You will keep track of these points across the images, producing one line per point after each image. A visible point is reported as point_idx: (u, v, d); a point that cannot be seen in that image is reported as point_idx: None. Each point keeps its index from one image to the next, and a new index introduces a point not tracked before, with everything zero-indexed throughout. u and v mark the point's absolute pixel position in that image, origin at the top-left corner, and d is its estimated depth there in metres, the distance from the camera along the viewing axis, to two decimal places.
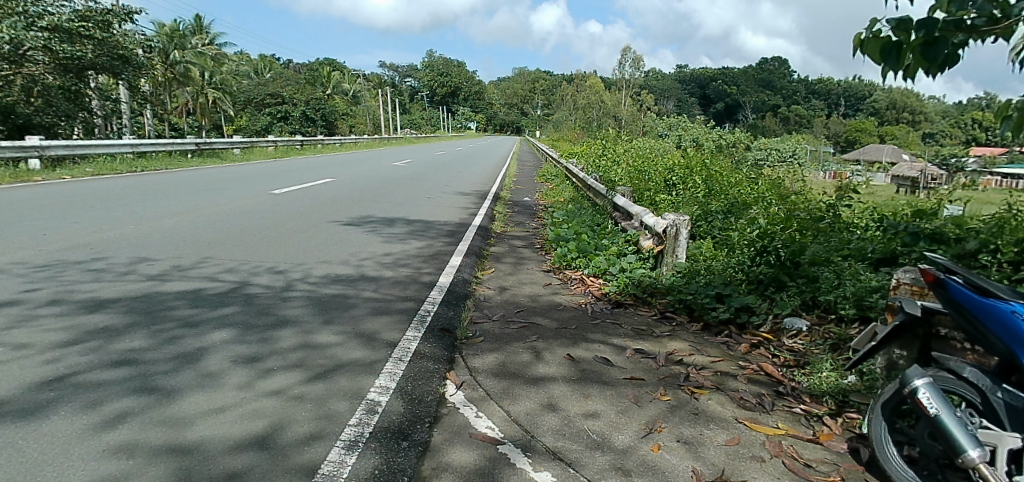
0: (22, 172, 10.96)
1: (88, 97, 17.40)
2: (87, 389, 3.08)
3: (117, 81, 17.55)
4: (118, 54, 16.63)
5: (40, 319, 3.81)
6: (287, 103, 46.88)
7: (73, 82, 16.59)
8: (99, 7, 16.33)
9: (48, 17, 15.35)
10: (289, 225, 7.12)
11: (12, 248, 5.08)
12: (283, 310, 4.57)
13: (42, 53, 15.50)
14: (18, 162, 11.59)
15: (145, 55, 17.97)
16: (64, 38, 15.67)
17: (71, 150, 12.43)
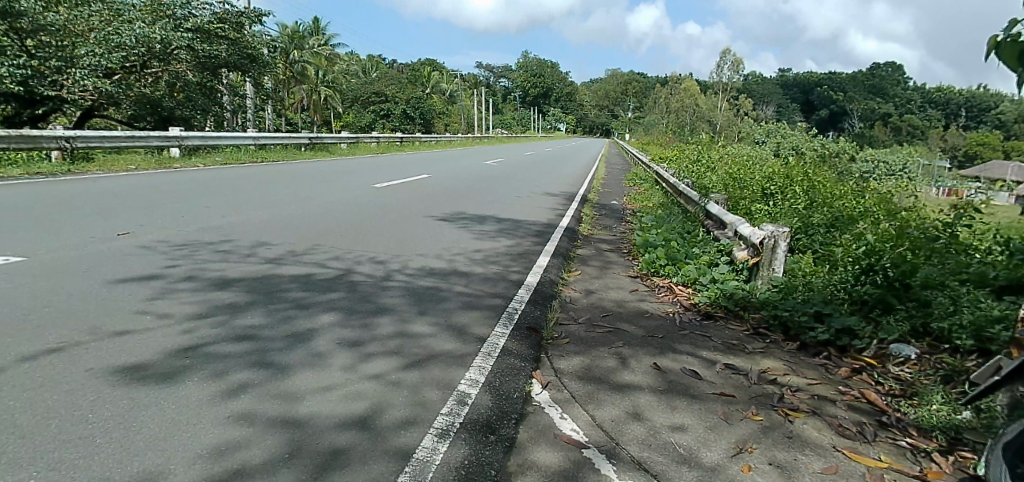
0: (165, 159, 12.14)
1: (220, 93, 18.66)
2: (215, 359, 3.40)
3: (245, 79, 19.03)
4: (248, 53, 18.02)
5: (177, 293, 4.23)
6: (389, 102, 49.11)
7: (209, 79, 17.85)
8: (234, 10, 17.68)
9: (192, 20, 16.69)
10: (388, 218, 7.46)
11: (156, 228, 5.67)
12: (383, 299, 4.81)
13: (185, 52, 16.52)
14: (163, 150, 12.79)
15: (270, 56, 19.18)
16: (205, 37, 16.94)
17: (206, 141, 13.65)
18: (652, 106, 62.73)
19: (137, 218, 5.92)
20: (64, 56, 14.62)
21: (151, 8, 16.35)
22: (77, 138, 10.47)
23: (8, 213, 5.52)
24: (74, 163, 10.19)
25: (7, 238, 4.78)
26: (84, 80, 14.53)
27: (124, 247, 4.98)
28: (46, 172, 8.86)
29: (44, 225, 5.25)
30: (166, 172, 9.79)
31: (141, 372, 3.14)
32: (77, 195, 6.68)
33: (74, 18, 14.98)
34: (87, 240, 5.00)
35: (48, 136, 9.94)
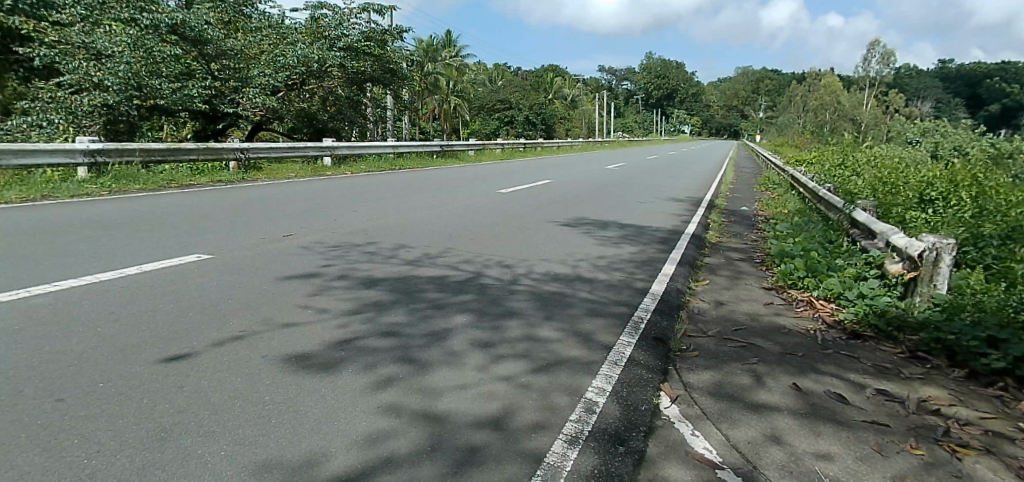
0: (319, 167, 13.34)
1: (365, 105, 19.54)
2: (365, 353, 3.70)
3: (385, 91, 19.97)
4: (389, 68, 18.65)
5: (332, 290, 4.65)
6: (513, 108, 50.37)
7: (355, 92, 18.60)
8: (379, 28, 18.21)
9: (344, 39, 17.26)
10: (514, 222, 7.64)
11: (313, 230, 6.25)
12: (511, 302, 4.94)
13: (337, 69, 17.43)
14: (317, 160, 14.12)
15: (408, 69, 19.84)
16: (354, 55, 17.61)
17: (353, 150, 14.78)
18: (788, 106, 58.57)
19: (298, 221, 6.58)
20: (241, 77, 16.00)
21: (310, 30, 17.43)
22: (249, 150, 11.82)
23: (199, 217, 6.37)
24: (248, 172, 11.51)
25: (199, 238, 5.54)
26: (257, 98, 15.66)
27: (288, 247, 5.56)
28: (225, 180, 10.13)
29: (227, 227, 6.01)
30: (319, 179, 10.74)
31: (303, 362, 3.48)
32: (249, 200, 7.56)
33: (248, 43, 16.53)
34: (259, 240, 5.66)
35: (228, 148, 11.30)
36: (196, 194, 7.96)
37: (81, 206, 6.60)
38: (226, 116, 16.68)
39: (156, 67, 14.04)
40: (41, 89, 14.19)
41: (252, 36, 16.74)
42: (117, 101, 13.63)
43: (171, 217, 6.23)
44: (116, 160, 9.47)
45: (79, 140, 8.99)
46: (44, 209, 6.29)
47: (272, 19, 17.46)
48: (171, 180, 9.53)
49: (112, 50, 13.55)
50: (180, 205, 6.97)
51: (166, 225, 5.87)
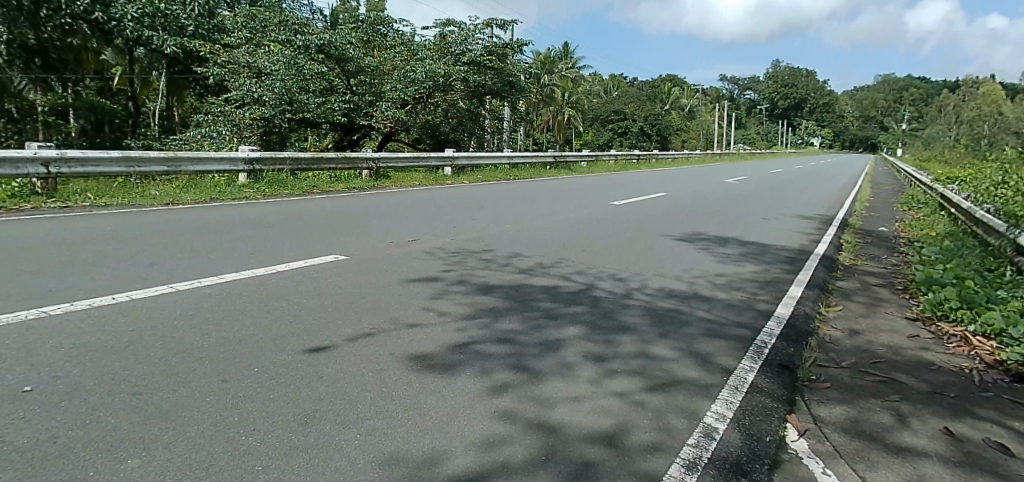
0: (440, 177, 13.97)
1: (483, 118, 19.62)
2: (482, 358, 3.81)
3: (503, 104, 20.31)
4: (508, 81, 18.89)
5: (451, 294, 4.84)
6: (629, 119, 49.46)
7: (476, 105, 18.86)
8: (501, 42, 18.53)
9: (468, 54, 17.78)
10: (628, 235, 7.52)
11: (434, 236, 6.54)
12: (625, 316, 4.86)
13: (460, 84, 17.83)
14: (438, 170, 14.79)
15: (526, 81, 20.04)
16: (477, 68, 17.91)
17: (471, 159, 15.32)
18: (938, 117, 52.65)
19: (422, 228, 6.91)
20: (375, 92, 16.69)
21: (438, 47, 17.92)
22: (380, 160, 12.56)
23: (337, 221, 6.86)
24: (379, 180, 12.25)
25: (337, 240, 5.98)
26: (388, 112, 16.28)
27: (412, 251, 5.86)
28: (358, 187, 10.90)
29: (360, 231, 6.43)
30: (441, 188, 11.20)
31: (425, 362, 3.65)
32: (379, 207, 8.05)
33: (382, 59, 17.10)
34: (387, 244, 6.03)
35: (362, 158, 12.10)
36: (334, 200, 8.60)
37: (241, 208, 7.36)
38: (361, 127, 17.58)
39: (304, 83, 15.18)
40: (212, 103, 16.05)
41: (387, 53, 17.49)
42: (272, 115, 15.05)
43: (314, 221, 6.76)
44: (270, 167, 10.39)
45: (241, 149, 10.01)
46: (211, 211, 7.06)
47: (404, 36, 18.14)
48: (314, 186, 10.40)
49: (269, 68, 14.94)
50: (321, 210, 7.56)
51: (310, 228, 6.40)
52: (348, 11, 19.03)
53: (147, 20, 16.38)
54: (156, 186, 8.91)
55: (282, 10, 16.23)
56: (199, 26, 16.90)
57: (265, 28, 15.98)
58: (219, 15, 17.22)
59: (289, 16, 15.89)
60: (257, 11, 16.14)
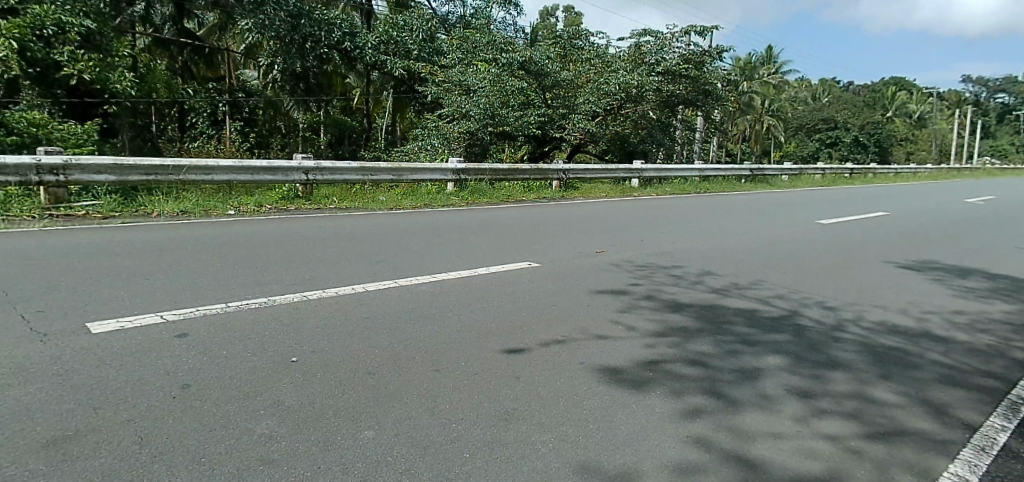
0: (627, 188, 13.89)
1: (675, 128, 19.01)
2: (672, 379, 3.70)
3: (697, 113, 19.51)
4: (703, 89, 18.13)
5: (640, 309, 4.79)
6: (840, 128, 44.18)
7: (667, 115, 18.38)
8: (699, 49, 17.91)
9: (663, 63, 17.32)
10: (839, 259, 6.75)
11: (623, 248, 6.54)
12: (835, 351, 4.36)
13: (653, 93, 17.43)
14: (625, 182, 14.74)
15: (724, 89, 19.05)
16: (671, 78, 17.45)
17: (660, 172, 14.96)
18: None
19: (612, 239, 6.95)
20: (569, 105, 16.91)
21: (632, 56, 17.69)
22: (570, 172, 12.86)
23: (531, 230, 7.16)
24: (568, 191, 12.53)
25: (531, 247, 6.29)
26: (580, 123, 16.40)
27: (601, 263, 5.92)
28: (551, 197, 11.34)
29: (552, 240, 6.67)
30: (630, 200, 11.10)
31: (615, 375, 3.67)
32: (570, 218, 8.25)
33: (577, 73, 17.52)
34: (578, 254, 6.18)
35: (554, 169, 12.51)
36: (532, 209, 9.01)
37: (450, 215, 8.03)
38: (553, 139, 17.76)
39: (506, 98, 15.98)
40: (427, 119, 17.81)
41: (580, 66, 17.72)
42: (476, 128, 16.10)
43: (510, 229, 7.19)
44: (473, 177, 11.16)
45: (450, 161, 10.90)
46: (425, 216, 7.83)
47: (600, 48, 18.13)
48: (509, 195, 11.03)
49: (477, 86, 16.02)
50: (519, 218, 7.97)
51: (508, 235, 6.81)
52: (547, 28, 19.85)
53: (382, 48, 18.67)
54: (383, 192, 10.06)
55: (491, 32, 17.34)
56: (421, 50, 18.71)
57: (476, 48, 17.12)
58: (438, 39, 18.98)
59: (497, 37, 16.86)
60: (470, 34, 17.48)
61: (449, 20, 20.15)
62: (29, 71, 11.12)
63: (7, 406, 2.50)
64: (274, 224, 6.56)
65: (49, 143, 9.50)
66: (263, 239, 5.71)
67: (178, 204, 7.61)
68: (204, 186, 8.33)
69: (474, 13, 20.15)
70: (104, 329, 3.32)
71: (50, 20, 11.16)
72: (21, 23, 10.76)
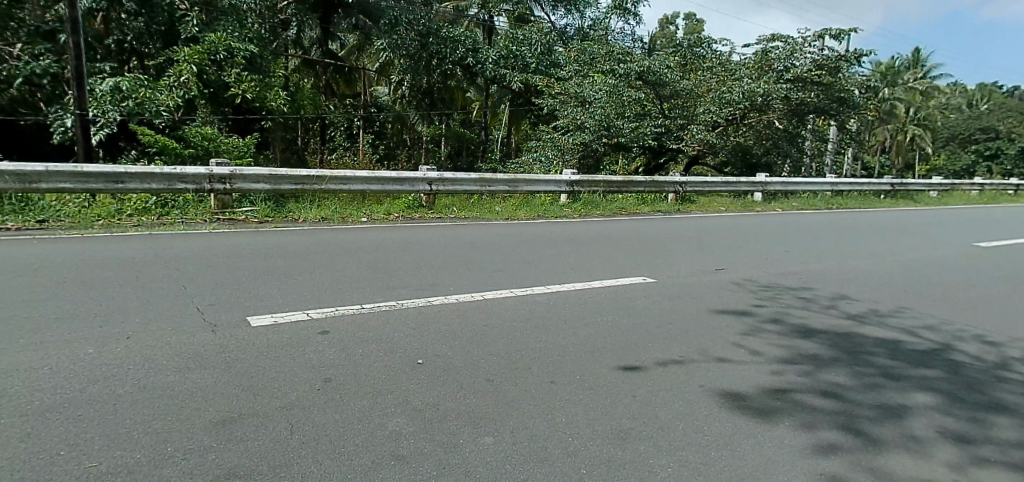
0: (749, 203, 13.21)
1: (804, 139, 17.79)
2: (803, 410, 3.45)
3: (829, 123, 18.13)
4: (838, 97, 16.79)
5: (766, 333, 4.53)
6: (1003, 139, 38.93)
7: (796, 125, 17.22)
8: (834, 54, 16.70)
9: (793, 70, 16.23)
10: (1003, 287, 5.96)
11: (745, 266, 6.24)
12: (1000, 392, 3.83)
13: (781, 102, 16.40)
14: (747, 195, 14.01)
15: (862, 96, 17.55)
16: (801, 85, 16.35)
17: (786, 186, 14.06)
18: None
19: (733, 256, 6.65)
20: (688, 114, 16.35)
21: (759, 64, 16.72)
22: (687, 184, 12.47)
23: (647, 244, 7.02)
24: (685, 204, 12.17)
25: (647, 262, 6.18)
26: (699, 134, 15.77)
27: (720, 281, 5.67)
28: (666, 211, 11.06)
29: (667, 255, 6.50)
30: (753, 216, 10.53)
31: (738, 402, 3.48)
32: (689, 232, 8.00)
33: (698, 82, 16.73)
34: (696, 270, 5.97)
35: (670, 182, 12.17)
36: (650, 223, 8.84)
37: (565, 227, 8.08)
38: (669, 151, 17.24)
39: (623, 110, 15.78)
40: (543, 131, 18.05)
41: (703, 75, 16.83)
42: (591, 140, 16.05)
43: (626, 242, 7.11)
44: (587, 189, 11.15)
45: (565, 173, 10.98)
46: (541, 227, 7.94)
47: (723, 56, 17.31)
48: (623, 208, 10.94)
49: (593, 97, 16.03)
50: (636, 232, 7.85)
51: (624, 248, 6.74)
52: (667, 38, 19.47)
53: (502, 62, 19.03)
54: (500, 203, 10.29)
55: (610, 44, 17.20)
56: (539, 62, 18.98)
57: (594, 60, 17.06)
58: (556, 51, 19.04)
59: (616, 47, 16.69)
60: (588, 46, 17.50)
61: (567, 33, 20.34)
62: (205, 91, 12.64)
63: (187, 386, 2.86)
64: (404, 232, 6.97)
65: (217, 155, 10.81)
66: (393, 245, 6.10)
67: (320, 210, 8.36)
68: (343, 195, 9.03)
69: (592, 25, 20.15)
70: (262, 323, 3.71)
71: (223, 47, 12.61)
72: (200, 50, 12.34)
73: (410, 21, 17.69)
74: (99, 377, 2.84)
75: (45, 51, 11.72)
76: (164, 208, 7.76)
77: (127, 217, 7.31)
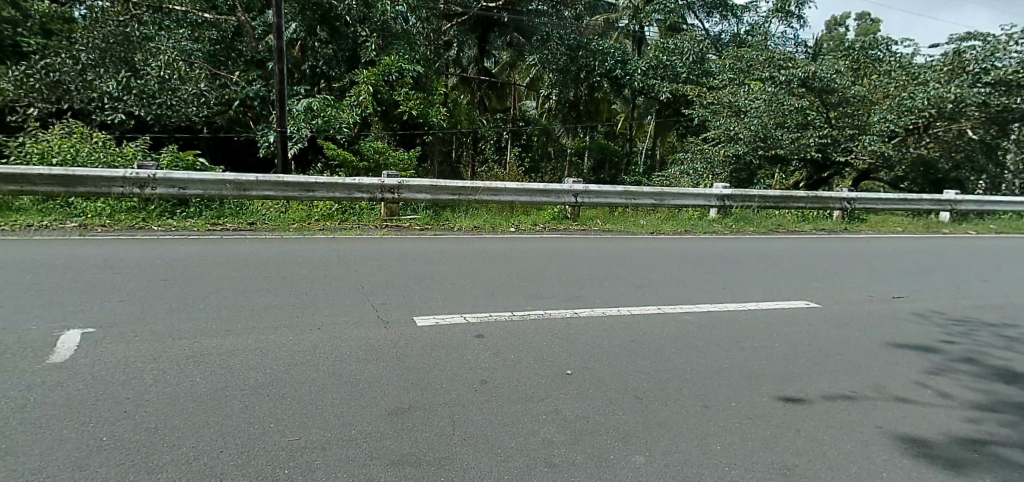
0: (933, 224, 11.64)
1: (1005, 151, 15.30)
2: (1007, 465, 2.94)
3: None
4: None
5: (957, 374, 3.95)
6: None
7: (996, 136, 14.82)
8: None
9: (994, 71, 14.02)
10: None
11: (930, 296, 5.52)
12: None
13: (978, 110, 14.12)
14: (931, 214, 12.38)
15: None
16: (1004, 90, 14.06)
17: (981, 205, 12.16)
18: None
19: (915, 283, 5.92)
20: (859, 124, 14.78)
21: (949, 66, 14.64)
22: (857, 201, 11.29)
23: (810, 266, 6.48)
24: (852, 223, 11.08)
25: (810, 285, 5.70)
26: (872, 145, 14.21)
27: (897, 311, 5.06)
28: (830, 229, 10.17)
29: (833, 279, 5.95)
30: (943, 239, 9.25)
31: (922, 449, 3.06)
32: (862, 254, 7.26)
33: (872, 88, 15.09)
34: (870, 298, 5.40)
35: (836, 198, 11.12)
36: (815, 242, 8.17)
37: (717, 243, 7.75)
38: (835, 164, 15.79)
39: (782, 119, 14.73)
40: (692, 142, 17.42)
41: (879, 80, 15.16)
42: (744, 151, 15.19)
43: (786, 262, 6.64)
44: (740, 204, 10.57)
45: (715, 186, 10.51)
46: (693, 243, 7.66)
47: (905, 58, 15.48)
48: (780, 226, 10.23)
49: (749, 106, 15.15)
50: (798, 251, 7.30)
51: (783, 268, 6.30)
52: (835, 41, 17.94)
53: (652, 72, 18.71)
54: (644, 216, 10.13)
55: (770, 49, 16.11)
56: (691, 72, 18.29)
57: (751, 67, 16.10)
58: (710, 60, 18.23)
59: (777, 53, 15.52)
60: (745, 52, 16.46)
61: (722, 40, 19.46)
62: (378, 109, 14.04)
63: (365, 376, 3.17)
64: (555, 243, 7.12)
65: (386, 168, 11.92)
66: (543, 256, 6.26)
67: (472, 220, 8.84)
68: (494, 205, 9.43)
69: (750, 30, 19.02)
70: (425, 323, 4.00)
71: (395, 68, 13.81)
72: (377, 72, 13.66)
73: (561, 36, 18.18)
74: (297, 361, 3.25)
75: (257, 77, 13.68)
76: (345, 214, 8.65)
77: (315, 222, 8.25)
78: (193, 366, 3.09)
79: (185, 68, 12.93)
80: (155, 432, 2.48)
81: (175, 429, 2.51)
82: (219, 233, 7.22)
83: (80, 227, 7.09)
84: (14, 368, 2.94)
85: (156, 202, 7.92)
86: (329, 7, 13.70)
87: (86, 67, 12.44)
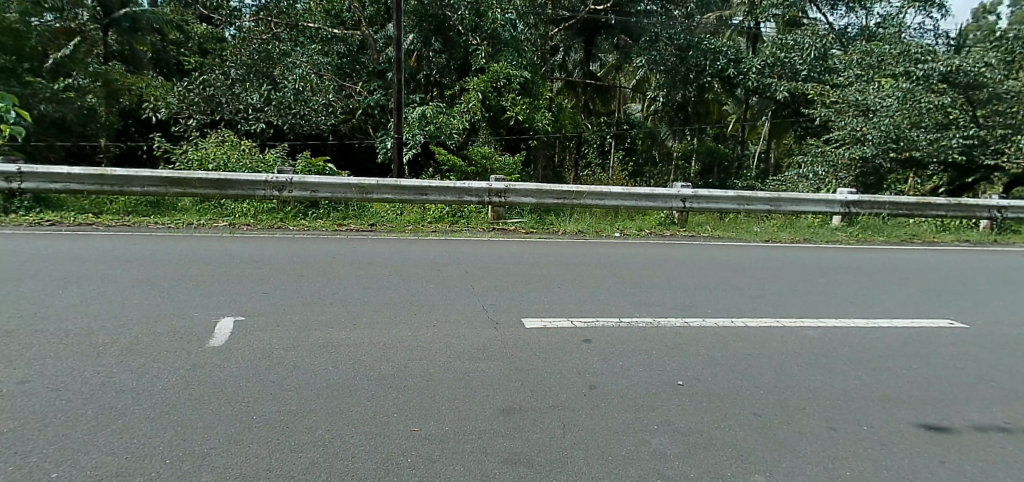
0: None
1: None
2: None
3: None
4: None
5: None
6: None
7: None
8: None
9: None
10: None
11: None
12: None
13: None
14: None
15: None
16: None
17: None
18: None
19: None
20: (1014, 123, 13.09)
21: None
22: (1009, 209, 10.02)
23: (954, 281, 5.84)
24: (1004, 235, 9.86)
25: (954, 302, 5.14)
26: None
27: None
28: (975, 241, 9.14)
29: (983, 297, 5.31)
30: None
31: None
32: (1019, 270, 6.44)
33: None
34: None
35: (982, 206, 9.93)
36: (960, 255, 7.36)
37: (845, 254, 7.19)
38: (982, 168, 14.13)
39: (919, 119, 13.40)
40: (811, 144, 16.30)
41: None
42: (873, 154, 13.99)
43: (923, 275, 6.06)
44: (867, 212, 9.76)
45: (839, 192, 9.72)
46: (816, 253, 7.19)
47: None
48: (915, 237, 9.32)
49: (878, 104, 13.90)
50: (938, 265, 6.63)
51: (921, 283, 5.73)
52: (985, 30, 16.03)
53: (768, 71, 17.75)
54: (758, 224, 9.63)
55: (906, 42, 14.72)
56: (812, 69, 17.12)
57: (883, 62, 14.78)
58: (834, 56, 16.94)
59: (913, 46, 14.13)
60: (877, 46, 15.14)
61: (847, 34, 18.05)
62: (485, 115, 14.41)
63: (477, 374, 3.26)
64: (665, 250, 6.96)
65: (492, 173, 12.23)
66: (652, 262, 6.15)
67: (576, 225, 8.84)
68: (598, 210, 9.36)
69: (881, 22, 17.49)
70: (534, 325, 4.06)
71: (502, 75, 14.12)
72: (485, 79, 14.01)
73: (670, 36, 17.67)
74: (416, 356, 3.42)
75: (376, 87, 14.52)
76: (454, 217, 8.99)
77: (427, 223, 8.65)
78: (326, 356, 3.35)
79: (316, 80, 13.95)
80: (296, 414, 2.71)
81: (311, 413, 2.73)
82: (345, 233, 7.78)
83: (229, 225, 7.90)
84: (182, 349, 3.34)
85: (291, 204, 8.66)
86: (444, 18, 14.41)
87: (235, 82, 13.77)
